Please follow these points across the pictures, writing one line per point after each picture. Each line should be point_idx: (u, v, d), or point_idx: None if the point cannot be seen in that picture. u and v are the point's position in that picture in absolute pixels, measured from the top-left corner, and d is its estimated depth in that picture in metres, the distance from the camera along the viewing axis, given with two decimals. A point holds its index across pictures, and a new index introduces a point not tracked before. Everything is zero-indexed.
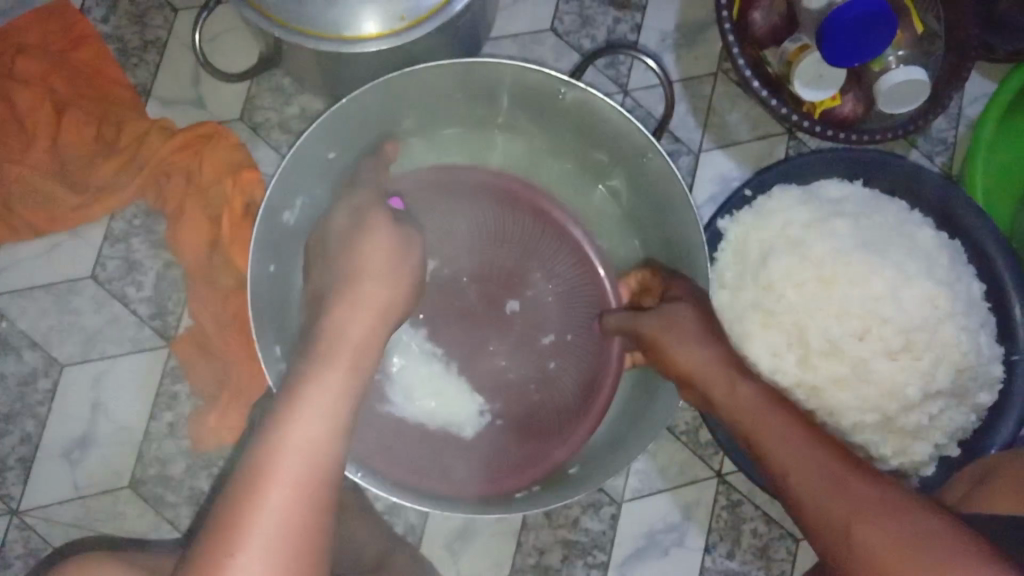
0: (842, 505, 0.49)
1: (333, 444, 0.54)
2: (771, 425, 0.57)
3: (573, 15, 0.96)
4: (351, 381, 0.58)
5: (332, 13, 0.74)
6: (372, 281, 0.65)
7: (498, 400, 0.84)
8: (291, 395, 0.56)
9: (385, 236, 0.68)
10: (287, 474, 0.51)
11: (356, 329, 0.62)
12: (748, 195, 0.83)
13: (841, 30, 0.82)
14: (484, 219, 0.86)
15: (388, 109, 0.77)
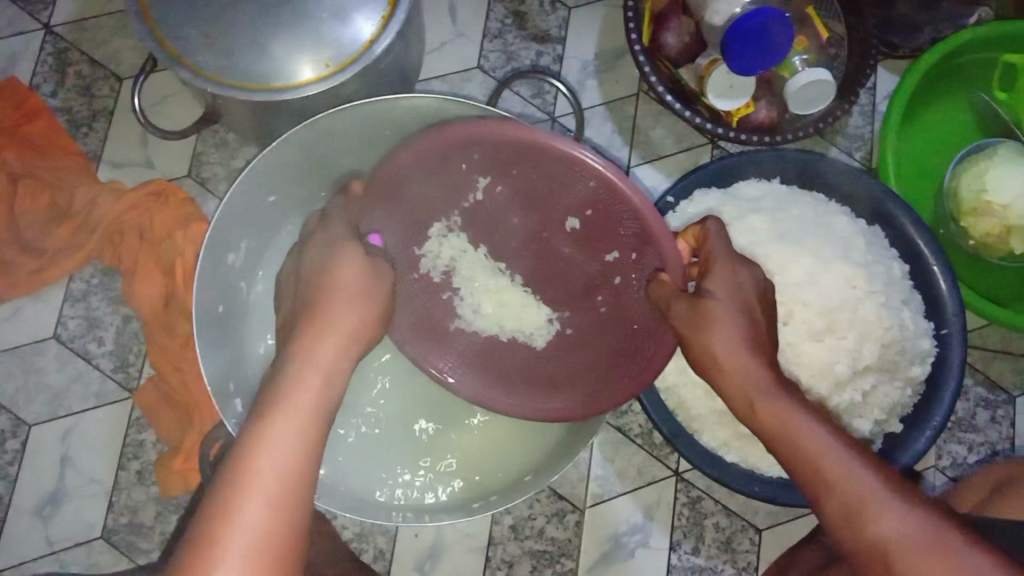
0: (876, 505, 0.51)
1: (306, 462, 0.55)
2: (792, 417, 0.57)
3: (497, 52, 1.02)
4: (321, 402, 0.58)
5: (260, 65, 0.79)
6: (339, 304, 0.63)
7: (566, 321, 0.81)
8: (264, 417, 0.56)
9: (349, 265, 0.65)
10: (261, 490, 0.52)
11: (328, 347, 0.61)
12: (670, 202, 0.87)
13: (748, 36, 0.88)
14: (518, 152, 0.70)
15: (319, 148, 0.81)
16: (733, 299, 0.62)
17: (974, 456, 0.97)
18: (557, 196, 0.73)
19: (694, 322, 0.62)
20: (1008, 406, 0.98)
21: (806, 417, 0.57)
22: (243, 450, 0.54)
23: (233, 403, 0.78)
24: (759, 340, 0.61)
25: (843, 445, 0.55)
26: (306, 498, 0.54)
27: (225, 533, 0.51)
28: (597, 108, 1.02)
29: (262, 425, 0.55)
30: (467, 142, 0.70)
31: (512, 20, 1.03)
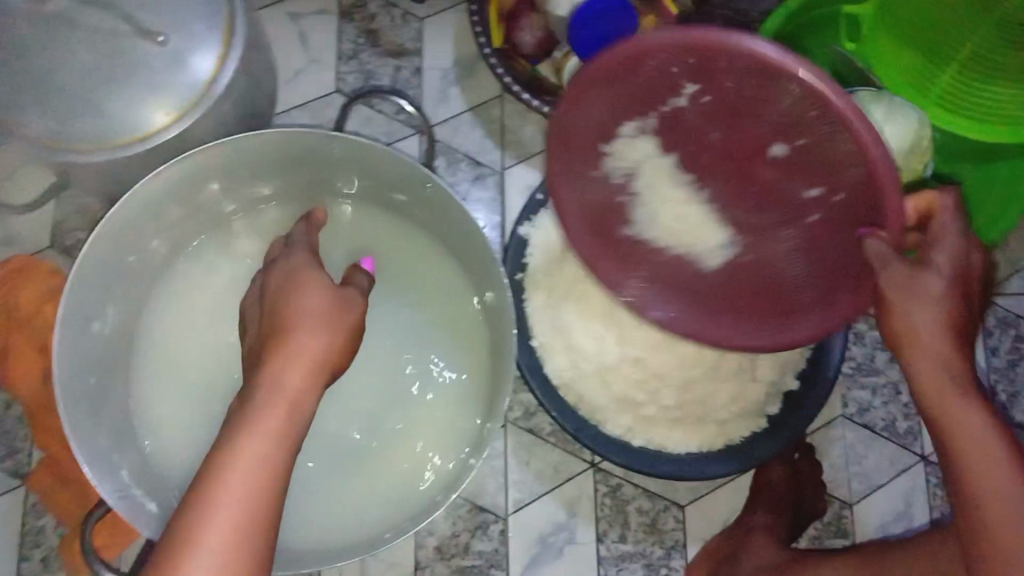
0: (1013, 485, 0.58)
1: (268, 490, 0.58)
2: (971, 411, 0.59)
3: (354, 73, 1.01)
4: (287, 428, 0.60)
5: (95, 125, 0.76)
6: (304, 331, 0.64)
7: (742, 247, 0.75)
8: (224, 454, 0.57)
9: (314, 293, 0.68)
10: (214, 537, 0.55)
11: (291, 376, 0.62)
12: (539, 199, 0.87)
13: (593, 22, 0.88)
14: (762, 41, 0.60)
15: (173, 200, 0.79)
16: (956, 292, 0.59)
17: (879, 400, 0.98)
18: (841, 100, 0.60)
19: (910, 303, 0.59)
20: None
21: (981, 415, 0.59)
22: (209, 474, 0.57)
23: (120, 474, 0.76)
24: (961, 330, 0.59)
25: (999, 435, 0.59)
26: (269, 526, 0.57)
27: (188, 555, 0.54)
28: (463, 114, 1.01)
29: (230, 449, 0.58)
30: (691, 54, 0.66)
31: (364, 39, 1.02)
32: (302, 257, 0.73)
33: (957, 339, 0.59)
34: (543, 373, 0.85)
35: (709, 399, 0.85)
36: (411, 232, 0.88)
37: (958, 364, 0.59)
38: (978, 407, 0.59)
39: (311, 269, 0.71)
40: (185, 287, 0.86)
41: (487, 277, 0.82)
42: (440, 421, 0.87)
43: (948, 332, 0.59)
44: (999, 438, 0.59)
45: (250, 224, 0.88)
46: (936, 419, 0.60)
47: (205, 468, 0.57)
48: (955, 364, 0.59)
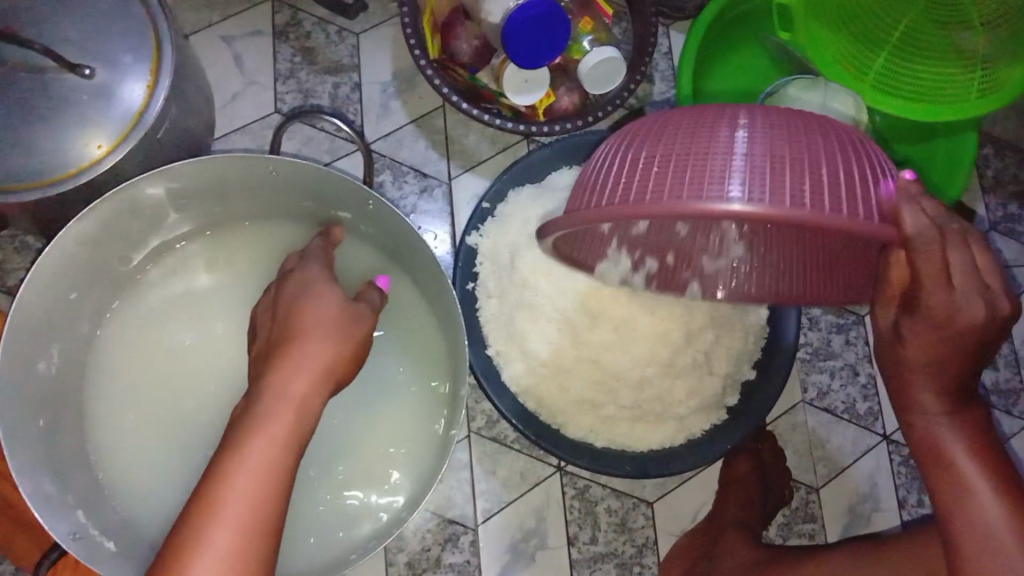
0: (966, 487, 0.59)
1: (271, 489, 0.60)
2: (953, 445, 0.60)
3: (293, 92, 1.01)
4: (292, 434, 0.63)
5: (29, 163, 0.75)
6: (312, 341, 0.67)
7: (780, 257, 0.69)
8: (235, 447, 0.61)
9: (319, 301, 0.71)
10: (228, 520, 0.57)
11: (297, 384, 0.65)
12: (486, 207, 0.88)
13: (527, 29, 0.89)
14: (719, 172, 0.56)
15: (113, 235, 0.78)
16: (942, 355, 0.57)
17: (837, 383, 0.99)
18: (811, 143, 0.58)
19: (893, 352, 0.60)
20: (860, 326, 1.00)
21: (962, 443, 0.60)
22: (219, 477, 0.59)
23: (76, 514, 0.75)
24: (950, 379, 0.58)
25: (981, 460, 0.60)
26: (270, 528, 0.59)
27: (196, 552, 0.56)
28: (406, 127, 1.01)
29: (239, 450, 0.60)
30: (632, 167, 0.62)
31: (300, 57, 1.01)
32: (317, 270, 0.76)
33: (936, 357, 0.57)
34: (500, 380, 0.85)
35: (667, 396, 0.84)
36: (358, 247, 0.87)
37: (940, 409, 0.59)
38: (958, 440, 0.60)
39: (324, 281, 0.74)
40: (135, 321, 0.86)
41: (436, 287, 0.81)
42: (404, 432, 0.87)
43: (925, 353, 0.57)
44: (979, 465, 0.59)
45: (196, 252, 0.87)
46: (901, 414, 0.62)
47: (223, 458, 0.60)
48: (937, 410, 0.59)
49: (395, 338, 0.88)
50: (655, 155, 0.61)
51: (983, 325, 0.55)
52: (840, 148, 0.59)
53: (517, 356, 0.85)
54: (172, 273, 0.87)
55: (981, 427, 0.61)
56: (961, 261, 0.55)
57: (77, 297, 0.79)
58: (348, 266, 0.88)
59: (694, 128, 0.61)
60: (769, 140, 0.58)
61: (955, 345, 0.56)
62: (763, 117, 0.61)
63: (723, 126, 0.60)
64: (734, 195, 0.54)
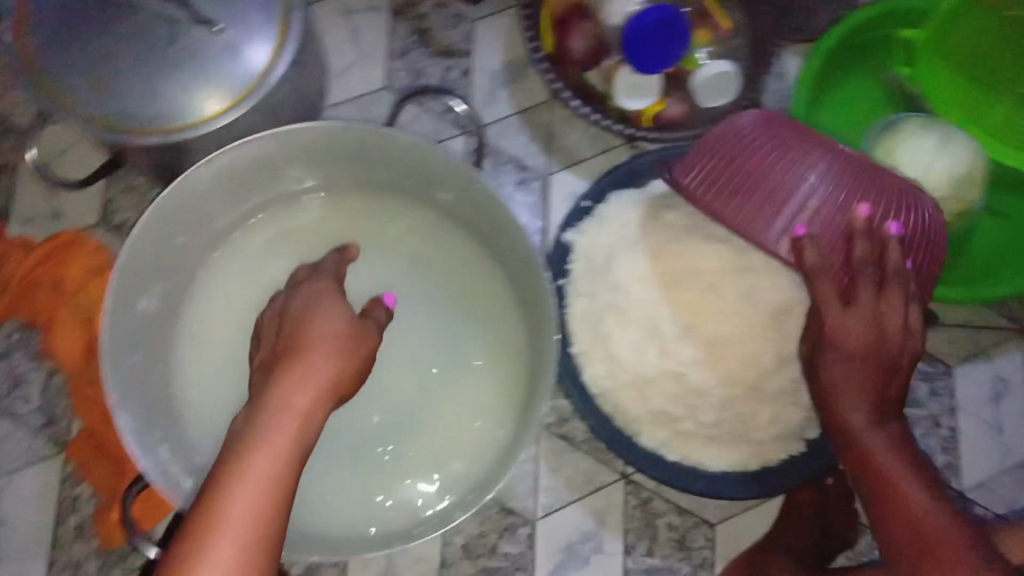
0: (882, 495, 0.66)
1: (276, 500, 0.58)
2: (887, 455, 0.67)
3: (404, 70, 1.02)
4: (294, 447, 0.61)
5: (153, 110, 0.77)
6: (318, 355, 0.66)
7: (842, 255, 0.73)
8: (235, 460, 0.59)
9: (327, 315, 0.70)
10: (230, 532, 0.56)
11: (297, 397, 0.63)
12: (585, 206, 0.88)
13: (648, 33, 0.89)
14: (778, 203, 0.75)
15: (222, 186, 0.80)
16: (858, 374, 0.69)
17: (917, 430, 0.97)
18: (891, 189, 0.75)
19: (836, 363, 0.69)
20: (946, 376, 0.98)
21: (894, 457, 0.67)
22: (218, 490, 0.58)
23: (159, 452, 0.76)
24: (871, 395, 0.69)
25: (915, 476, 0.66)
26: (274, 542, 0.58)
27: (198, 567, 0.55)
28: (510, 118, 1.01)
29: (241, 464, 0.59)
30: (755, 162, 0.78)
31: (415, 38, 1.02)
32: (327, 280, 0.76)
33: (855, 378, 0.69)
34: (581, 380, 0.85)
35: (750, 418, 0.83)
36: (452, 231, 0.90)
37: (865, 419, 0.69)
38: (881, 447, 0.68)
39: (331, 294, 0.74)
40: (229, 277, 0.87)
41: (526, 277, 0.82)
42: (473, 420, 0.87)
43: (849, 372, 0.69)
44: (900, 477, 0.66)
45: (297, 216, 0.89)
46: (837, 419, 0.70)
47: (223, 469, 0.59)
48: (861, 423, 0.69)
49: (474, 326, 0.89)
50: (757, 158, 0.78)
51: (905, 336, 0.70)
52: (907, 209, 0.75)
53: (599, 359, 0.84)
54: (269, 235, 0.88)
55: (902, 442, 0.69)
56: (867, 289, 0.70)
57: (183, 244, 0.82)
58: (434, 254, 0.90)
59: (791, 153, 0.77)
60: (857, 187, 0.75)
61: (870, 362, 0.69)
62: (841, 166, 0.76)
63: (807, 168, 0.77)
64: (776, 228, 0.74)
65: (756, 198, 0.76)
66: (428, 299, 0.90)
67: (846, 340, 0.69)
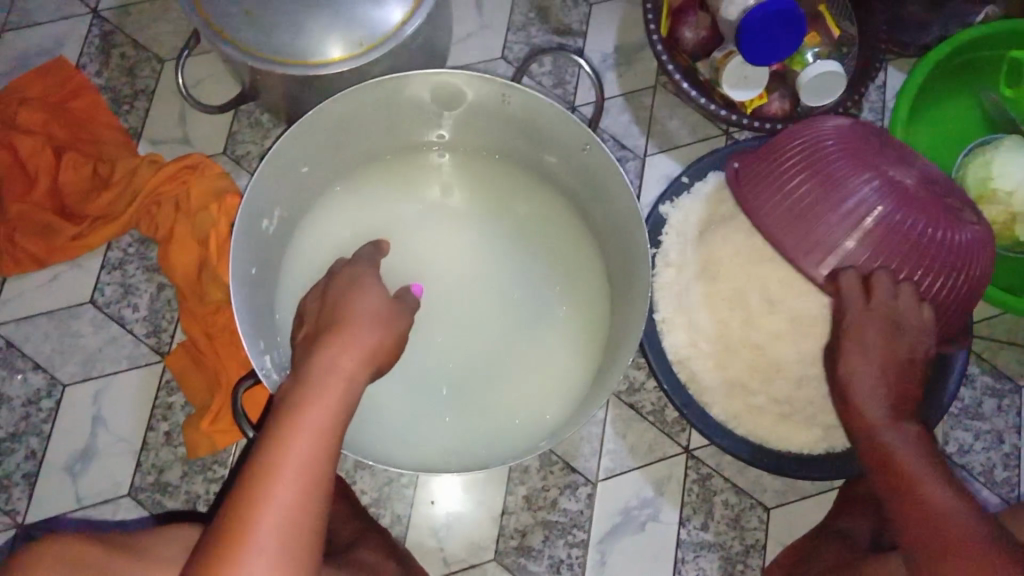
0: (892, 475, 0.67)
1: (326, 454, 0.57)
2: (905, 453, 0.67)
3: (520, 44, 1.07)
4: (338, 412, 0.59)
5: (298, 44, 0.83)
6: (363, 326, 0.64)
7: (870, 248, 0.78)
8: (288, 417, 0.57)
9: (372, 293, 0.69)
10: (285, 486, 0.54)
11: (347, 360, 0.61)
12: (685, 181, 0.94)
13: (765, 24, 0.91)
14: (821, 213, 0.80)
15: (350, 123, 0.85)
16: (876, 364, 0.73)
17: (980, 444, 0.97)
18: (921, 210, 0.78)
19: (853, 350, 0.74)
20: (1015, 395, 0.98)
21: (911, 455, 0.67)
22: (271, 446, 0.55)
23: (264, 358, 0.80)
24: (888, 392, 0.71)
25: (934, 476, 0.65)
26: (321, 501, 0.55)
27: (253, 516, 0.52)
28: (616, 99, 1.05)
29: (294, 417, 0.57)
30: (791, 168, 0.83)
31: (534, 14, 1.08)
32: (364, 267, 0.76)
33: (876, 371, 0.73)
34: (662, 347, 0.89)
35: (822, 400, 0.86)
36: (550, 195, 0.94)
37: (882, 416, 0.70)
38: (894, 441, 0.69)
39: (372, 276, 0.73)
40: (342, 211, 0.93)
41: (625, 241, 0.85)
42: (548, 374, 0.91)
43: (872, 366, 0.73)
44: (917, 467, 0.66)
45: (409, 163, 0.94)
46: (853, 408, 0.72)
47: (276, 425, 0.57)
48: (880, 418, 0.70)
49: (559, 289, 0.93)
50: (812, 165, 0.82)
51: (916, 329, 0.75)
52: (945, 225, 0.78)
53: (681, 325, 0.89)
54: (380, 177, 0.94)
55: (921, 443, 0.69)
56: (885, 288, 0.76)
57: (307, 172, 0.87)
58: (529, 216, 0.95)
59: (846, 164, 0.81)
60: (897, 200, 0.78)
61: (882, 359, 0.73)
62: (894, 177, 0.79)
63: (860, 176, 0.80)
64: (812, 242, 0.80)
65: (799, 208, 0.81)
66: (506, 265, 0.94)
67: (862, 330, 0.74)
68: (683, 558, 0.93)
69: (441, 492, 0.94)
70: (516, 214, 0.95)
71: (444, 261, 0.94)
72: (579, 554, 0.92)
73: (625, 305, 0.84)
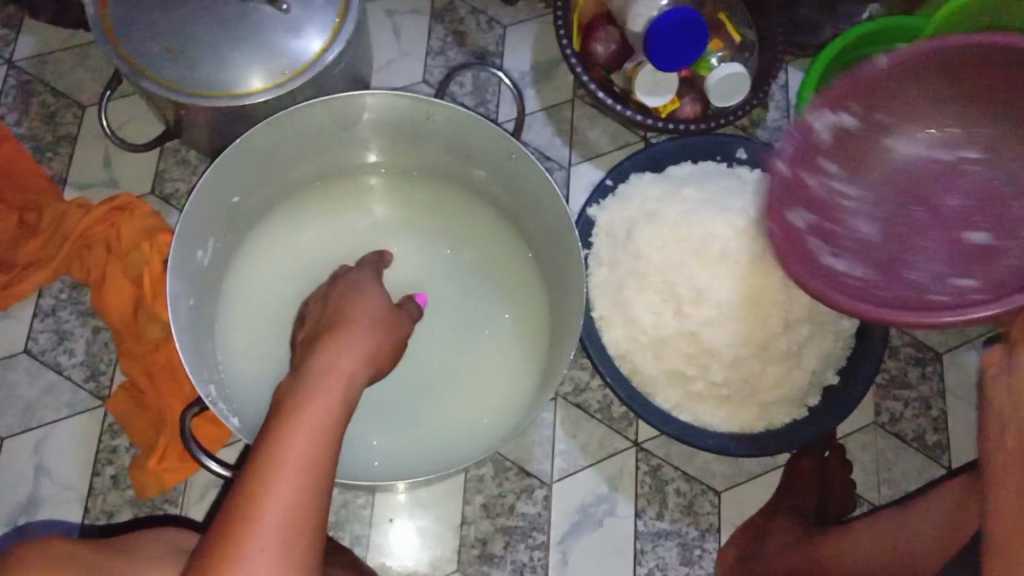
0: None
1: (328, 448, 0.59)
2: None
3: (440, 67, 1.10)
4: (342, 403, 0.62)
5: (220, 76, 0.84)
6: (363, 326, 0.68)
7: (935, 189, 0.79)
8: (290, 407, 0.60)
9: (370, 297, 0.74)
10: (290, 470, 0.56)
11: (345, 358, 0.64)
12: (609, 185, 0.96)
13: (669, 31, 0.96)
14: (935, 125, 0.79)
15: (278, 150, 0.87)
16: None
17: (910, 411, 1.01)
18: (986, 202, 0.77)
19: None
20: (936, 362, 1.03)
21: None
22: (278, 432, 0.58)
23: (208, 389, 0.79)
24: None
25: None
26: (325, 485, 0.58)
27: (260, 498, 0.55)
28: (537, 113, 1.09)
29: (296, 412, 0.59)
30: (996, 84, 0.75)
31: (451, 38, 1.11)
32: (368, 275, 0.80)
33: None
34: (601, 342, 0.92)
35: (757, 380, 0.90)
36: (482, 207, 0.96)
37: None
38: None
39: (374, 283, 0.77)
40: (280, 238, 0.94)
41: (558, 242, 0.88)
42: (495, 381, 0.92)
43: None
44: None
45: (343, 186, 0.96)
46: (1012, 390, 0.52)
47: (279, 414, 0.59)
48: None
49: (499, 297, 0.96)
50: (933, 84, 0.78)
51: None
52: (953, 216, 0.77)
53: (619, 321, 0.92)
54: (314, 206, 0.96)
55: None
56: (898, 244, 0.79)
57: (239, 202, 0.88)
58: (464, 228, 0.97)
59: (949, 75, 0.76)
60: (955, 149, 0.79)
61: None
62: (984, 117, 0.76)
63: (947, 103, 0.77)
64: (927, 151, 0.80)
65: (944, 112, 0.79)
66: (445, 278, 0.96)
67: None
68: (642, 549, 0.95)
69: (399, 508, 0.95)
70: (451, 228, 0.97)
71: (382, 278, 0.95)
72: (541, 556, 0.94)
73: (564, 306, 0.87)
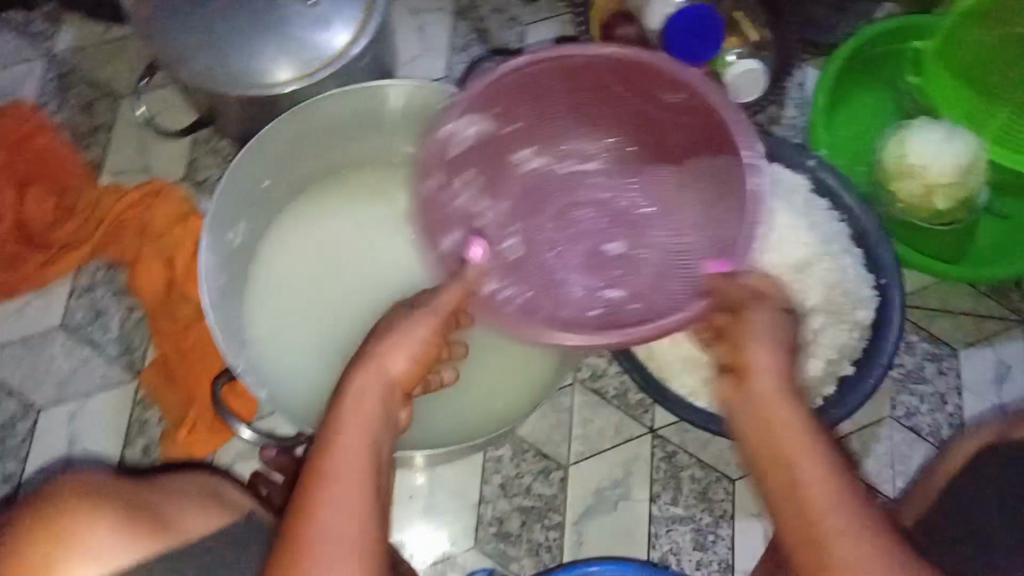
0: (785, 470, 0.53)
1: (371, 475, 0.55)
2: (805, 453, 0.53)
3: (463, 62, 1.13)
4: (380, 424, 0.58)
5: (249, 67, 0.87)
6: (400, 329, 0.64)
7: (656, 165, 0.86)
8: (327, 438, 0.57)
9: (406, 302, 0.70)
10: (335, 505, 0.53)
11: (377, 376, 0.60)
12: None
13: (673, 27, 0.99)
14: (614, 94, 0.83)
15: (307, 135, 0.90)
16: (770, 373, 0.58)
17: (926, 406, 1.01)
18: (614, 223, 0.89)
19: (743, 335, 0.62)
20: (952, 358, 1.03)
21: (811, 451, 0.53)
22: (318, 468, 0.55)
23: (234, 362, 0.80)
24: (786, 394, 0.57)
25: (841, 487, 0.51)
26: (375, 514, 0.54)
27: (309, 536, 0.52)
28: None
29: (333, 443, 0.56)
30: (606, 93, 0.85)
31: (475, 36, 1.14)
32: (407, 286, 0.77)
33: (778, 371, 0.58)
34: None
35: None
36: None
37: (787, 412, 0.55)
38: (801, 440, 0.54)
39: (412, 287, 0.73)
40: (301, 224, 0.96)
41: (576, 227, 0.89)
42: (514, 364, 0.93)
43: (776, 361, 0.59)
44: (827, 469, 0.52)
45: (369, 174, 0.99)
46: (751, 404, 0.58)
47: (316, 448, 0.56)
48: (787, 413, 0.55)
49: None
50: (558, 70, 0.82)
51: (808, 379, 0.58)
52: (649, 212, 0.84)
53: None
54: (334, 195, 0.98)
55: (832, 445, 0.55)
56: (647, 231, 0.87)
57: (269, 186, 0.91)
58: None
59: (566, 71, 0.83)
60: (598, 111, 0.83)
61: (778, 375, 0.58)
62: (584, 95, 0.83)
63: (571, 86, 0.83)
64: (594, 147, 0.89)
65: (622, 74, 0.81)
66: None
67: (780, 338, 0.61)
68: (656, 533, 0.96)
69: (419, 487, 0.97)
70: None
71: (395, 263, 0.96)
72: (556, 537, 0.95)
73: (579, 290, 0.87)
